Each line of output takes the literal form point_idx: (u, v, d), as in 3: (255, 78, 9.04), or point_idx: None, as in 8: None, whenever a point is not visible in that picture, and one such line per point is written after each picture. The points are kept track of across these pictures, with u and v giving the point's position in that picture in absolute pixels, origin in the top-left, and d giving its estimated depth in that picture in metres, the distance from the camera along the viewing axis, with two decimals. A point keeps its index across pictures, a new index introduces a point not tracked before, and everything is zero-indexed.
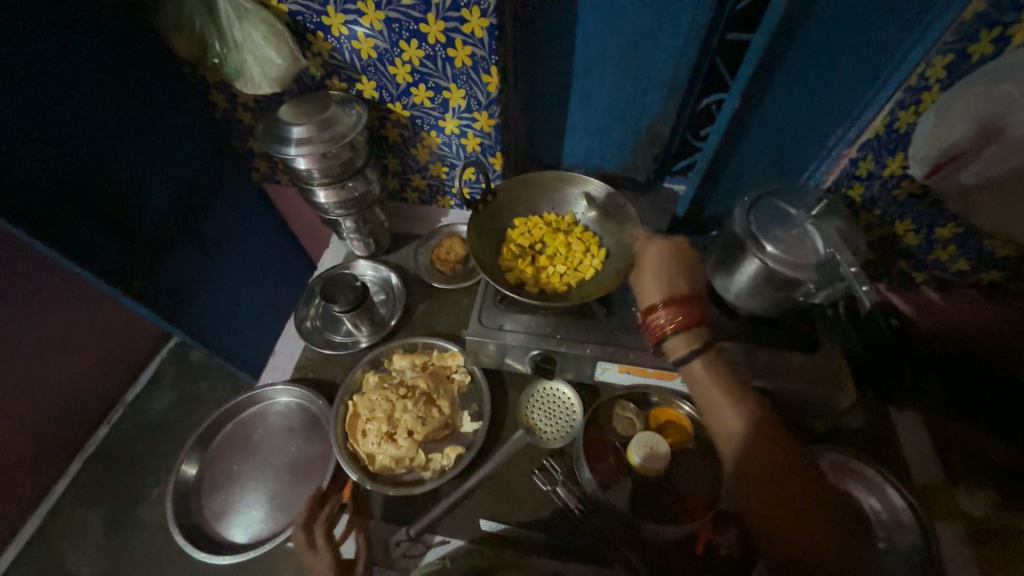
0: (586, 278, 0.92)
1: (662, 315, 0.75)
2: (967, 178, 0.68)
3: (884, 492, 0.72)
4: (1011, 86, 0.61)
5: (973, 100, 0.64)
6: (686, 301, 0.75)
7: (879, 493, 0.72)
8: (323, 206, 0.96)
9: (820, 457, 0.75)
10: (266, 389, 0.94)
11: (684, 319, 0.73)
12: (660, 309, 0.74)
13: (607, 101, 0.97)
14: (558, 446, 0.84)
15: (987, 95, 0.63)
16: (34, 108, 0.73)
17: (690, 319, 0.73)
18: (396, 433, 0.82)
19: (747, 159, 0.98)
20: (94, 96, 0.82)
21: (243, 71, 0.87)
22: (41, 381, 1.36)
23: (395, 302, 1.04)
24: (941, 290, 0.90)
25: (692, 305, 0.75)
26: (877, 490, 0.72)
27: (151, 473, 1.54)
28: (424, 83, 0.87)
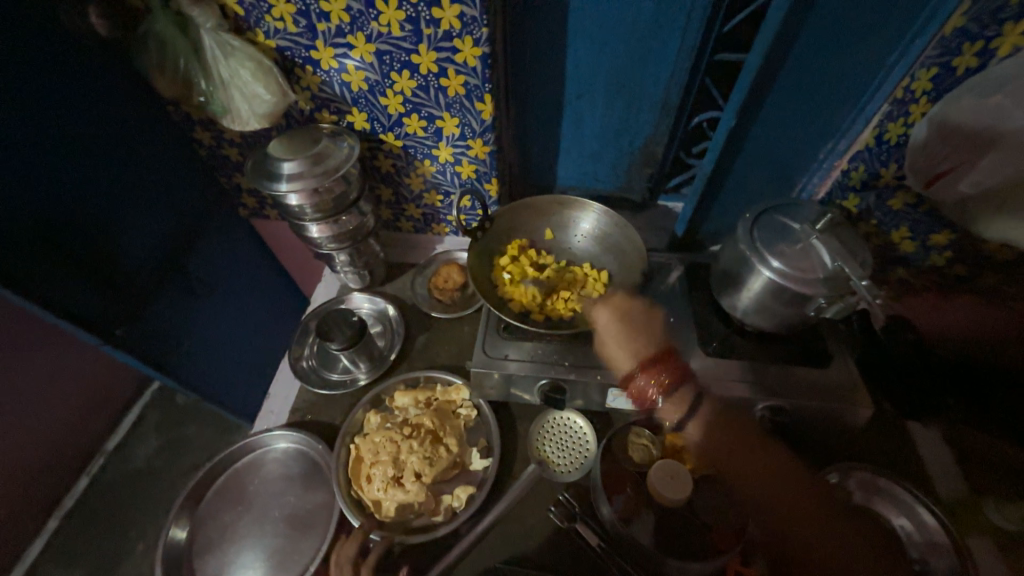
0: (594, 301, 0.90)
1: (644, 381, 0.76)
2: (966, 188, 0.69)
3: (913, 510, 0.70)
4: (1000, 98, 0.63)
5: (964, 112, 0.67)
6: (658, 360, 0.78)
7: (908, 512, 0.71)
8: (316, 241, 0.93)
9: (846, 478, 0.75)
10: (261, 436, 0.89)
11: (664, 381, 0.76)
12: (642, 377, 0.76)
13: (600, 123, 0.98)
14: (574, 479, 0.80)
15: (978, 107, 0.66)
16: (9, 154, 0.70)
17: (672, 379, 0.76)
18: (403, 477, 0.78)
19: (742, 175, 0.98)
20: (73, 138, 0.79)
21: (230, 108, 0.85)
22: (14, 435, 1.28)
23: (394, 335, 1.01)
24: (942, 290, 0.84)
25: (667, 362, 0.78)
26: (907, 509, 0.71)
27: (134, 526, 1.44)
28: (417, 113, 0.86)
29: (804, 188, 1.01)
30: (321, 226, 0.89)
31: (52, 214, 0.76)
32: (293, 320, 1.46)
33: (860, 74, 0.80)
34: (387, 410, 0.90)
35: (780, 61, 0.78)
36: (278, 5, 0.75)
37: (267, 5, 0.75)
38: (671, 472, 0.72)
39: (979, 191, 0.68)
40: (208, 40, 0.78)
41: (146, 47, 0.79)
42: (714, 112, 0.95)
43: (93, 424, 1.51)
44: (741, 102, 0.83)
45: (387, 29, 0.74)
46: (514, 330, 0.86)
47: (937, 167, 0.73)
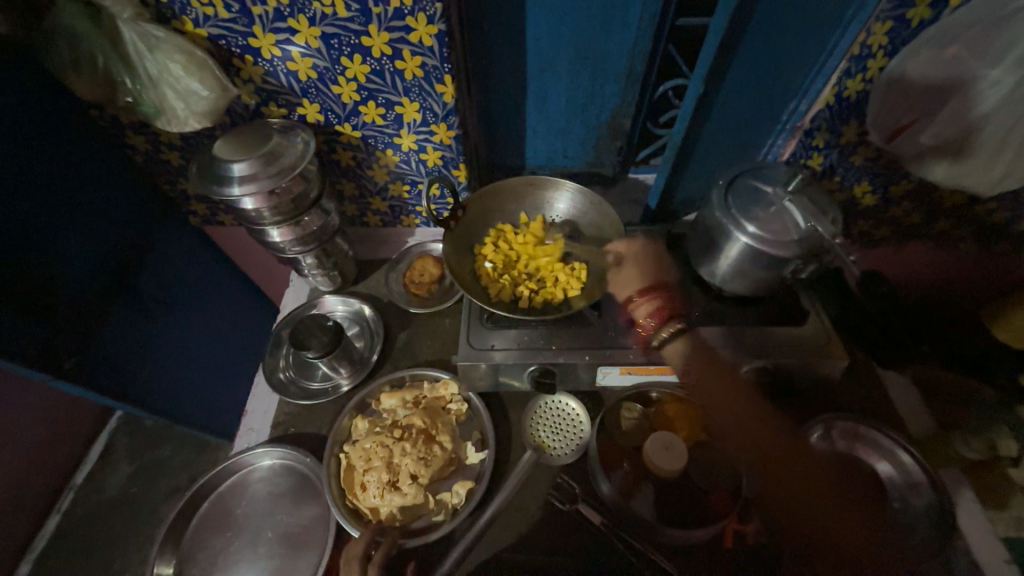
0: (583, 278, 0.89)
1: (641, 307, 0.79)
2: (926, 140, 0.72)
3: (894, 453, 0.74)
4: (957, 48, 0.65)
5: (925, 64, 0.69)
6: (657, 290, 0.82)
7: (889, 456, 0.75)
8: (279, 245, 0.87)
9: (831, 428, 0.78)
10: (244, 455, 0.85)
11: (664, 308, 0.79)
12: (638, 300, 0.80)
13: (565, 98, 0.95)
14: (571, 461, 0.80)
15: (937, 58, 0.68)
16: None
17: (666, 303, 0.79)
18: (399, 480, 0.76)
19: (711, 142, 0.98)
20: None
21: (164, 108, 0.78)
22: None
23: (373, 335, 0.97)
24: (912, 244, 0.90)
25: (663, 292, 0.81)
26: (887, 453, 0.75)
27: (115, 560, 1.37)
28: (374, 100, 0.81)
29: (768, 150, 1.02)
30: (282, 229, 0.84)
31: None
32: (264, 329, 1.39)
33: (819, 31, 0.81)
34: (374, 414, 0.87)
35: (742, 23, 0.77)
36: None
37: None
38: (666, 442, 0.73)
39: (939, 142, 0.71)
40: (128, 32, 0.70)
41: (55, 44, 0.70)
42: (679, 79, 0.94)
43: (56, 459, 1.41)
44: (707, 68, 0.82)
45: (332, 9, 0.68)
46: (496, 320, 0.84)
47: (896, 121, 0.75)
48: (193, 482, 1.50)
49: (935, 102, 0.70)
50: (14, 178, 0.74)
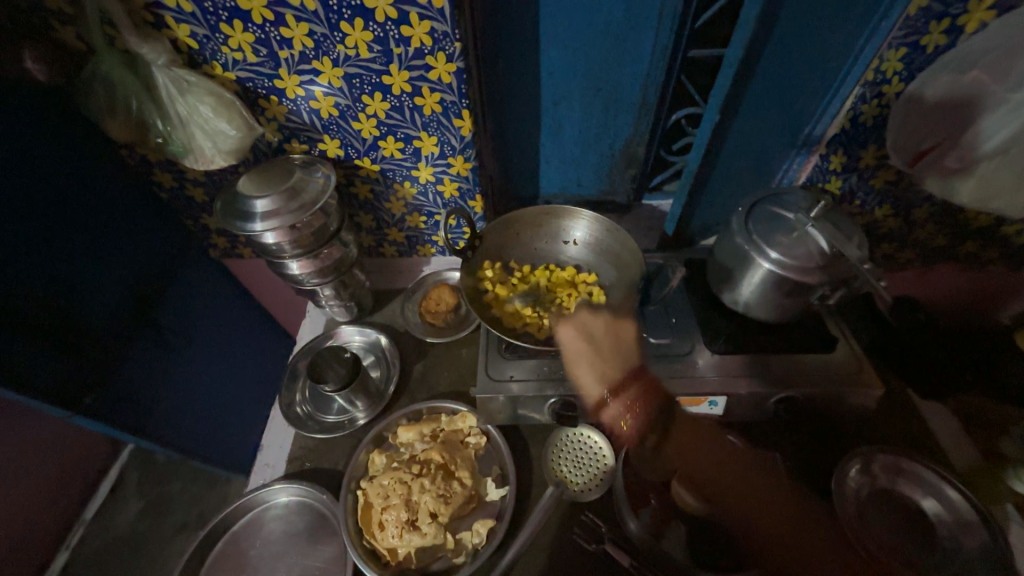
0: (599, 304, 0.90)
1: (615, 408, 0.75)
2: (951, 163, 0.72)
3: (939, 489, 0.70)
4: (978, 72, 0.65)
5: (944, 89, 0.69)
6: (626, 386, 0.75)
7: (935, 492, 0.70)
8: (298, 277, 0.88)
9: (871, 461, 0.74)
10: (259, 493, 0.83)
11: (636, 407, 0.74)
12: (614, 404, 0.74)
13: (580, 129, 0.96)
14: (595, 497, 0.77)
15: (957, 82, 0.68)
16: None
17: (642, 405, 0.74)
18: (418, 519, 0.73)
19: (725, 169, 0.98)
20: (16, 196, 0.72)
21: (191, 147, 0.80)
22: None
23: (390, 367, 0.96)
24: (927, 267, 0.93)
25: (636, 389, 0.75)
26: (932, 489, 0.71)
27: None
28: (393, 135, 0.83)
29: (782, 174, 1.02)
30: (302, 262, 0.85)
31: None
32: (279, 359, 1.39)
33: (831, 58, 0.81)
34: (392, 448, 0.85)
35: (755, 54, 0.79)
36: (235, 35, 0.71)
37: (222, 36, 0.71)
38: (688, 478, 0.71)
39: (964, 165, 0.71)
40: (161, 77, 0.73)
41: (92, 90, 0.74)
42: (691, 108, 0.95)
43: (68, 494, 1.40)
44: (721, 98, 0.83)
45: (354, 51, 0.71)
46: (514, 350, 0.83)
47: (915, 146, 0.75)
48: (204, 517, 1.47)
49: (955, 126, 0.70)
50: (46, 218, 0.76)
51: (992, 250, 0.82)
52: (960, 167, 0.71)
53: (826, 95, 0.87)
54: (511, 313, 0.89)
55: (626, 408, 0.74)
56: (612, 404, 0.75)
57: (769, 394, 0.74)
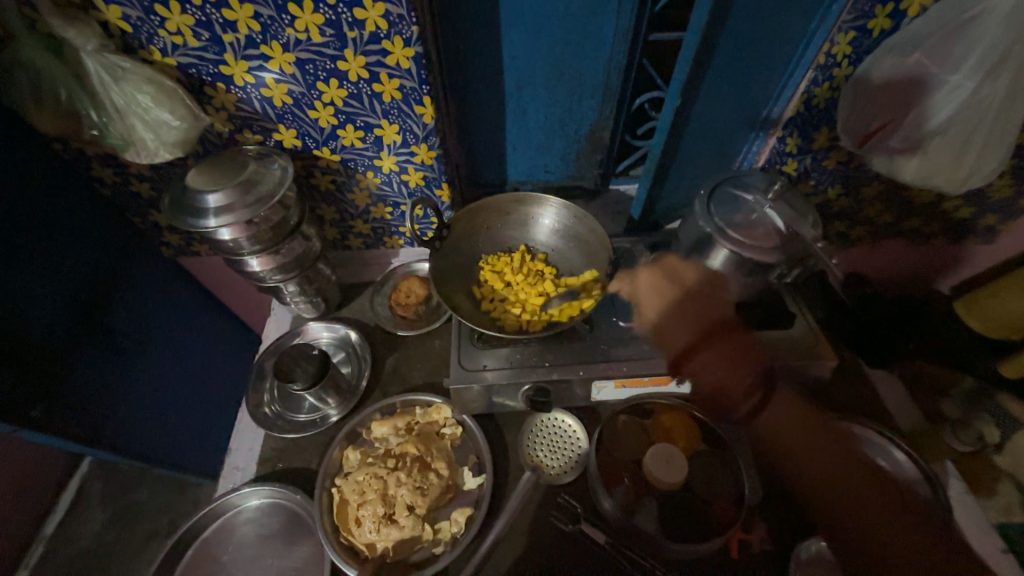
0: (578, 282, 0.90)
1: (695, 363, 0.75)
2: (895, 144, 0.75)
3: (886, 450, 0.76)
4: (918, 55, 0.69)
5: (890, 70, 0.72)
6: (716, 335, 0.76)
7: (882, 454, 0.76)
8: (259, 275, 0.85)
9: None
10: (228, 497, 0.81)
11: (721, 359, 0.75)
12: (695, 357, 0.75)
13: (544, 114, 0.95)
14: (570, 479, 0.79)
15: (900, 65, 0.71)
16: None
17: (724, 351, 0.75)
18: (395, 513, 0.73)
19: (690, 152, 1.00)
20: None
21: (132, 139, 0.75)
22: None
23: (361, 362, 0.95)
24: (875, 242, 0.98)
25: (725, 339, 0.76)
26: (881, 451, 0.76)
27: None
28: (352, 124, 0.80)
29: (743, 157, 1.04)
30: (261, 259, 0.82)
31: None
32: (246, 359, 1.34)
33: (786, 43, 0.83)
34: (366, 443, 0.84)
35: (713, 39, 0.79)
36: (173, 17, 0.66)
37: (159, 18, 0.66)
38: (666, 455, 0.73)
39: (908, 145, 0.74)
40: (92, 64, 0.67)
41: (13, 79, 0.67)
42: (654, 92, 0.96)
43: (24, 511, 1.32)
44: (681, 83, 0.83)
45: (305, 35, 0.68)
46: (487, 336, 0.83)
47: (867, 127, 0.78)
48: (175, 525, 1.42)
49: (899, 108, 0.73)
50: None
51: (934, 224, 0.88)
52: (905, 147, 0.75)
53: (780, 78, 0.89)
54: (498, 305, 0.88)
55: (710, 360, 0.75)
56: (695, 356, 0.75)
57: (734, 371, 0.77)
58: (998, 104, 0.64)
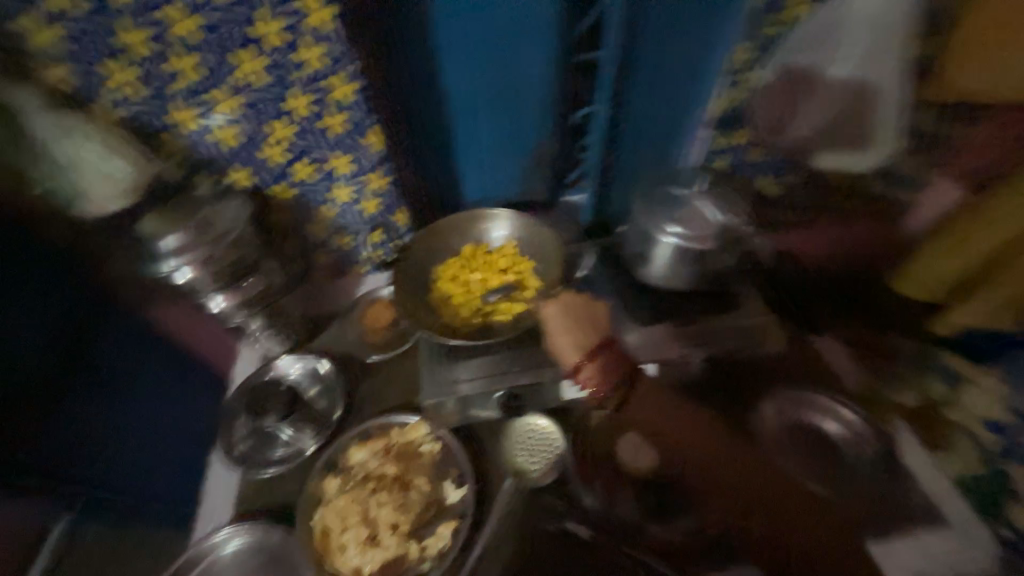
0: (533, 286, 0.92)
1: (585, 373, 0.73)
2: (806, 131, 0.90)
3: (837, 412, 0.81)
4: (800, 58, 0.83)
5: (782, 73, 0.86)
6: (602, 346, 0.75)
7: (835, 416, 0.81)
8: (223, 314, 0.86)
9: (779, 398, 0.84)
10: (206, 544, 0.79)
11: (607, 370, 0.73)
12: (582, 367, 0.73)
13: (489, 134, 1.00)
14: (552, 479, 0.79)
15: (788, 68, 0.85)
16: None
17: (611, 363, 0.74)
18: (377, 533, 0.77)
19: (631, 159, 1.08)
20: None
21: (79, 191, 0.72)
22: None
23: (334, 392, 0.94)
24: None
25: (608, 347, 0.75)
26: (832, 413, 0.82)
27: None
28: (304, 159, 0.83)
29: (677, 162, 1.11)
30: (224, 296, 0.82)
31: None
32: None
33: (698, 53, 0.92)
34: (345, 471, 0.84)
35: None
36: (118, 73, 0.69)
37: (103, 75, 0.69)
38: (636, 442, 0.80)
39: (816, 130, 0.89)
40: (36, 123, 0.69)
41: None
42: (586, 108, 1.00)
43: None
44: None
45: (250, 79, 0.71)
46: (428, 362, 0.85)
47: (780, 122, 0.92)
48: None
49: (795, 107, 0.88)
50: None
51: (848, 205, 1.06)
52: (811, 135, 0.90)
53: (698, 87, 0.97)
54: (459, 312, 0.90)
55: (595, 373, 0.73)
56: (585, 367, 0.73)
57: (691, 353, 0.82)
58: (873, 86, 0.79)
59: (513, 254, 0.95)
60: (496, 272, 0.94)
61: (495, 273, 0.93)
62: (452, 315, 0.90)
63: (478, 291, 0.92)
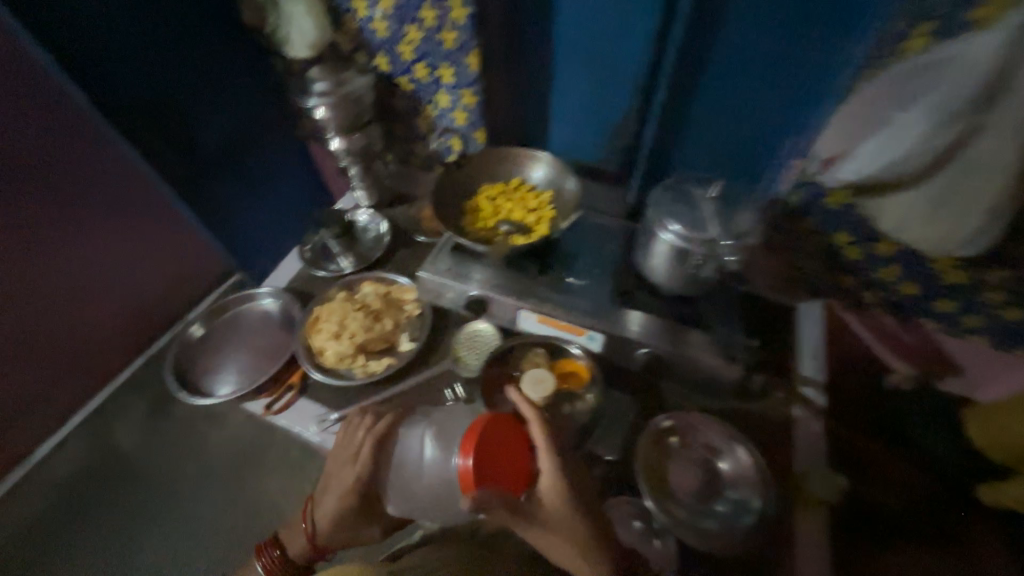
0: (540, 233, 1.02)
1: None
2: (845, 172, 0.83)
3: (733, 450, 0.77)
4: (885, 89, 0.76)
5: (864, 102, 0.79)
6: None
7: (729, 453, 0.77)
8: (336, 153, 1.18)
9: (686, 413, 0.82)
10: (255, 292, 1.15)
11: None
12: None
13: (577, 102, 1.13)
14: (470, 374, 0.96)
15: (873, 97, 0.78)
16: (163, 55, 1.06)
17: None
18: (342, 334, 0.99)
19: (720, 106, 1.00)
20: (168, 70, 1.07)
21: (288, 38, 1.06)
22: None
23: (380, 243, 1.22)
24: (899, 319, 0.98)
25: None
26: (731, 450, 0.77)
27: None
28: (424, 61, 1.07)
29: None
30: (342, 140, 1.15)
31: (124, 106, 1.01)
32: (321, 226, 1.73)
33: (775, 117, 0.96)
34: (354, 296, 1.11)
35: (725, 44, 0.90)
36: None
37: None
38: (538, 377, 0.84)
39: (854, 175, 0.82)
40: None
41: None
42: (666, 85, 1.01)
43: None
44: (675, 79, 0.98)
45: None
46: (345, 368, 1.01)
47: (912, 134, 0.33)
48: None
49: (897, 159, 0.74)
50: (180, 63, 1.09)
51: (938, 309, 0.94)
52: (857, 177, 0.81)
53: (821, 49, 0.85)
54: (478, 225, 1.06)
55: None
56: None
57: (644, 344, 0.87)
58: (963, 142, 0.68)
59: (545, 201, 1.07)
60: (524, 211, 1.05)
61: (519, 210, 1.05)
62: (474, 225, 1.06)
63: (501, 217, 1.06)
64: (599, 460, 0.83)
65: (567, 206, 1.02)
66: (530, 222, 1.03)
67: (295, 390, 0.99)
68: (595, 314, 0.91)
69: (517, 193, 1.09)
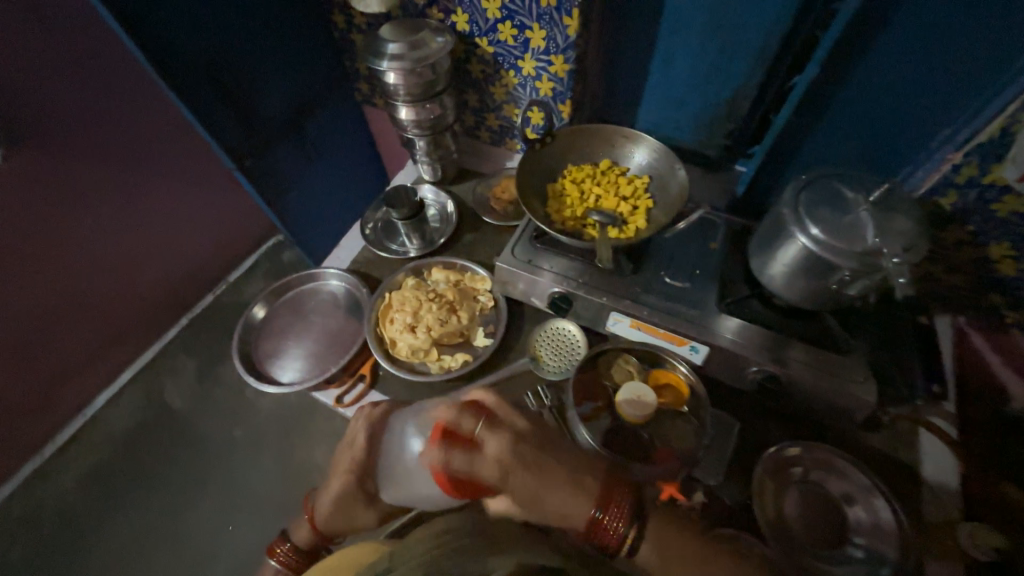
0: (636, 225, 0.92)
1: None
2: None
3: (870, 497, 0.70)
4: None
5: None
6: None
7: (865, 500, 0.70)
8: (404, 123, 1.08)
9: (808, 451, 0.75)
10: (320, 272, 1.09)
11: None
12: None
13: (683, 74, 0.99)
14: (554, 378, 0.88)
15: None
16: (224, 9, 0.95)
17: None
18: (417, 326, 0.93)
19: (870, 86, 0.84)
20: (228, 25, 0.97)
21: None
22: (165, 229, 1.65)
23: (447, 224, 1.14)
24: None
25: None
26: (866, 498, 0.70)
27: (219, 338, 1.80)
28: (511, 21, 0.94)
29: None
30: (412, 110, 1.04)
31: (188, 68, 0.92)
32: (372, 193, 1.65)
33: (939, 103, 0.79)
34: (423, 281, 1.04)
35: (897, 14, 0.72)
36: None
37: None
38: (638, 391, 0.77)
39: None
40: None
41: None
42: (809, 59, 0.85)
43: (225, 252, 1.90)
44: (825, 51, 0.81)
45: None
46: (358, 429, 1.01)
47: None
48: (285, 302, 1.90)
49: None
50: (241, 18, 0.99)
51: None
52: None
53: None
54: (564, 211, 0.95)
55: None
56: None
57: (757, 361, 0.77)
58: None
59: (641, 187, 0.95)
60: (617, 198, 0.94)
61: (611, 196, 0.94)
62: (560, 210, 0.95)
63: (591, 203, 0.95)
64: (702, 485, 0.76)
65: (670, 197, 0.91)
66: (625, 211, 0.93)
67: (365, 382, 0.93)
68: (700, 323, 0.82)
69: (607, 177, 0.98)
